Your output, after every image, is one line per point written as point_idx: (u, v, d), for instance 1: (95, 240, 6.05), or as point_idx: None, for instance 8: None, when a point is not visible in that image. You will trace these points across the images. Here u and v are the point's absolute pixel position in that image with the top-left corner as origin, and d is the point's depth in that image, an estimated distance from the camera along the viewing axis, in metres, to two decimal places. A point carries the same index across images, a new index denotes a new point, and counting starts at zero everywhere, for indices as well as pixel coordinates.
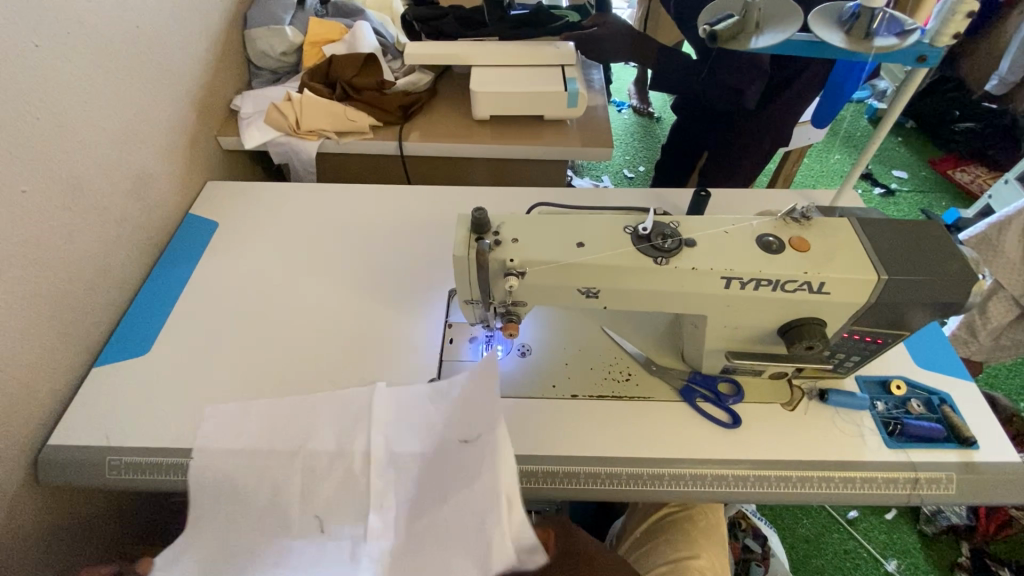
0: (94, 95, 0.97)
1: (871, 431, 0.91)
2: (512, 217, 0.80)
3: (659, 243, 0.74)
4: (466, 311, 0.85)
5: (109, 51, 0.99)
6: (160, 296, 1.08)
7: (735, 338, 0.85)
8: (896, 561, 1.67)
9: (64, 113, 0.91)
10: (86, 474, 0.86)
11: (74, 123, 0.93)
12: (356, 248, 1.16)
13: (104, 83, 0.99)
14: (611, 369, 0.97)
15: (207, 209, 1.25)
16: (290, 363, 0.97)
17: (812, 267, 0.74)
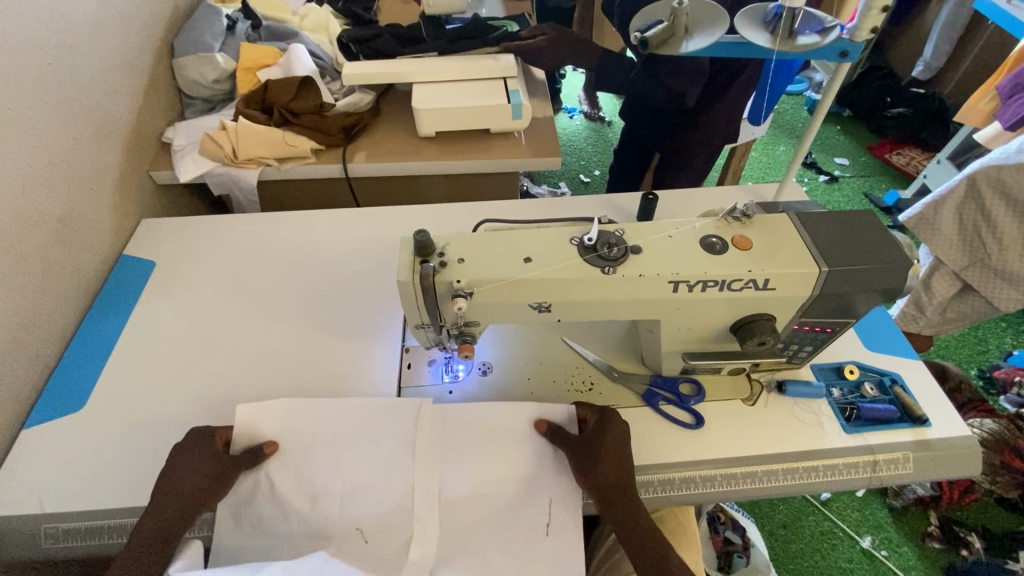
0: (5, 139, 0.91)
1: (830, 418, 0.93)
2: (457, 236, 0.78)
3: (605, 253, 0.74)
4: (419, 335, 0.83)
5: (18, 91, 0.93)
6: (95, 345, 1.01)
7: (690, 339, 0.85)
8: (870, 537, 1.71)
9: None
10: (19, 546, 0.80)
11: None
12: (306, 277, 1.12)
13: (15, 125, 0.92)
14: (573, 379, 0.96)
15: (144, 248, 1.19)
16: (240, 404, 0.93)
17: (756, 264, 0.75)
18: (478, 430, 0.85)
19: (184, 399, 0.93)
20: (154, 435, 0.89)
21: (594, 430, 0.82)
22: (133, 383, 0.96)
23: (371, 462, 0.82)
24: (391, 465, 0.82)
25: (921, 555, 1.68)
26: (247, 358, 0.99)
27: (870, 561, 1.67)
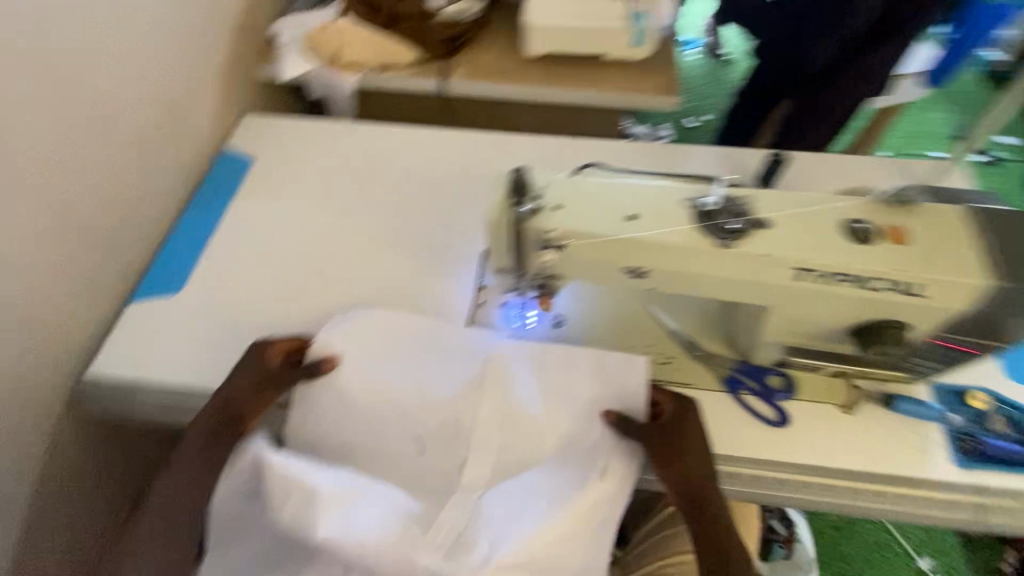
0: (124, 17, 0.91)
1: (940, 446, 0.81)
2: (556, 179, 0.70)
3: (725, 222, 0.65)
4: (497, 279, 0.79)
5: None
6: (193, 232, 1.06)
7: (797, 333, 0.75)
8: (929, 559, 1.55)
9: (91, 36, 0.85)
10: (122, 405, 0.89)
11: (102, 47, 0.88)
12: (390, 196, 1.09)
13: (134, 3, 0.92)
14: (649, 349, 0.90)
15: (242, 144, 1.20)
16: (315, 313, 0.95)
17: (906, 265, 0.63)
18: (542, 385, 0.83)
19: (267, 298, 0.96)
20: (238, 327, 0.93)
21: (671, 421, 0.79)
22: (224, 275, 1.00)
23: (434, 396, 0.82)
24: (451, 403, 0.82)
25: None
26: (327, 269, 1.00)
27: None
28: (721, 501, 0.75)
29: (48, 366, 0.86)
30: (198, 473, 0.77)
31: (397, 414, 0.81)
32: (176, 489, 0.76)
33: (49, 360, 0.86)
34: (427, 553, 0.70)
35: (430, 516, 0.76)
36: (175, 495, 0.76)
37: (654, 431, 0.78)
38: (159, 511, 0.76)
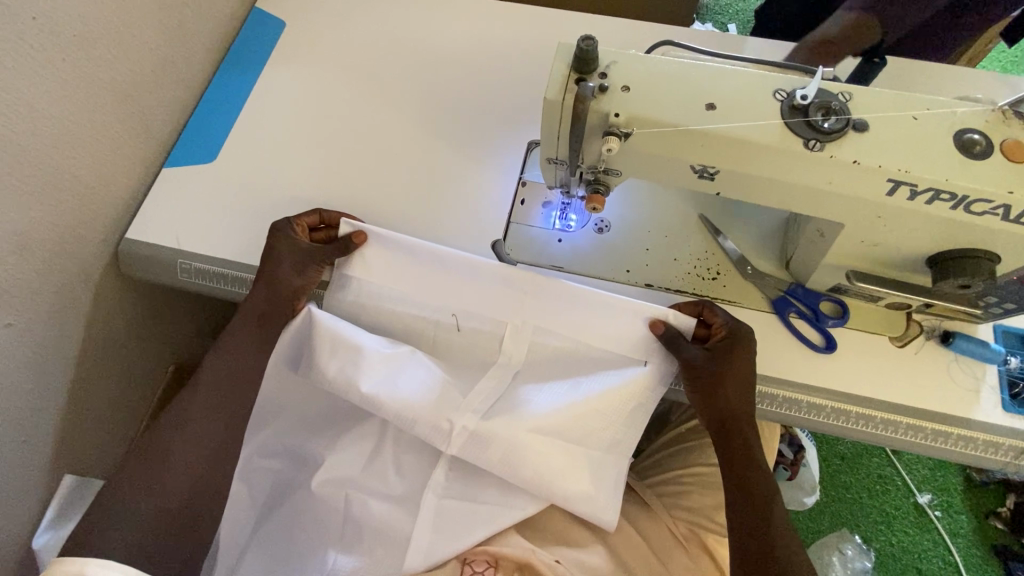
0: None
1: (991, 388, 0.78)
2: (628, 56, 0.62)
3: (817, 120, 0.57)
4: (547, 171, 0.73)
5: None
6: (226, 100, 1.00)
7: (867, 257, 0.69)
8: (930, 496, 1.44)
9: None
10: (162, 272, 0.90)
11: None
12: (433, 73, 1.00)
13: None
14: (697, 263, 0.85)
15: (275, 4, 1.10)
16: (351, 195, 0.91)
17: (1021, 185, 0.55)
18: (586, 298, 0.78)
19: (303, 177, 0.93)
20: (275, 206, 0.91)
21: (721, 351, 0.73)
22: (259, 149, 0.95)
23: (477, 282, 0.80)
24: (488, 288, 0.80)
25: (977, 531, 1.41)
26: (363, 150, 0.94)
27: (919, 517, 1.43)
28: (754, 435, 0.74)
29: (88, 225, 0.85)
30: (247, 344, 0.80)
31: (434, 302, 0.81)
32: (227, 362, 0.80)
33: (89, 220, 0.85)
34: (464, 416, 0.78)
35: (469, 381, 0.81)
36: (225, 376, 0.79)
37: (704, 367, 0.73)
38: (210, 379, 0.79)
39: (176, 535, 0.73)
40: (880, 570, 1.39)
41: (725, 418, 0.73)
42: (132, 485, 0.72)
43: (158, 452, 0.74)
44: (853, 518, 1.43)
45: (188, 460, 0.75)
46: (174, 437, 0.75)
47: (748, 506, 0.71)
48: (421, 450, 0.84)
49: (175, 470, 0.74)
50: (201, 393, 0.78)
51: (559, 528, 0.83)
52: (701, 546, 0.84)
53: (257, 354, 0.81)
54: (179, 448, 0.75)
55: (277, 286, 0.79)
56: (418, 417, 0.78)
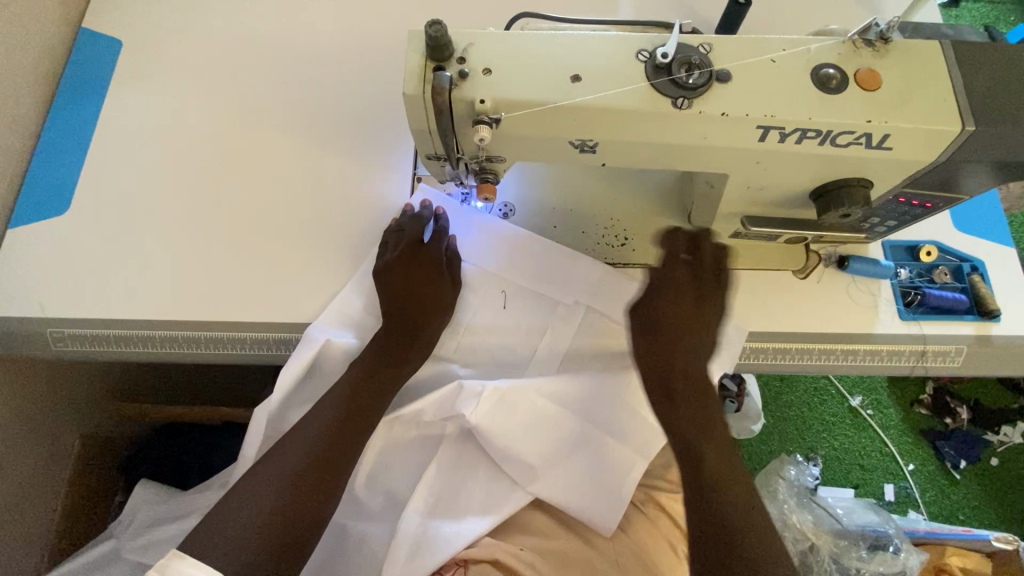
0: None
1: (888, 301, 0.83)
2: (484, 35, 0.58)
3: (681, 77, 0.56)
4: (432, 167, 0.69)
5: None
6: (68, 140, 0.88)
7: (756, 201, 0.71)
8: (860, 398, 1.55)
9: None
10: (29, 346, 0.80)
11: None
12: (301, 75, 0.92)
13: None
14: (604, 232, 0.85)
15: (104, 21, 0.96)
16: (235, 224, 0.83)
17: (876, 113, 0.56)
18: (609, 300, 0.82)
19: (176, 213, 0.84)
20: (151, 251, 0.82)
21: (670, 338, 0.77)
22: (120, 191, 0.85)
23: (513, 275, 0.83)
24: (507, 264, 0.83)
25: (906, 420, 1.53)
26: (239, 173, 0.86)
27: (855, 419, 1.54)
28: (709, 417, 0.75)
29: None
30: (367, 364, 0.78)
31: None
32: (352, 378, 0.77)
33: None
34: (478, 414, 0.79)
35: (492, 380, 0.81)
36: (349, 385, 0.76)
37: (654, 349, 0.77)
38: (336, 396, 0.75)
39: (294, 552, 0.64)
40: (828, 474, 1.50)
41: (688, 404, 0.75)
42: (253, 486, 0.66)
43: (280, 456, 0.69)
44: (799, 433, 1.53)
45: (310, 465, 0.69)
46: (298, 441, 0.71)
47: (698, 469, 0.70)
48: (383, 475, 0.84)
49: (297, 471, 0.68)
50: (321, 411, 0.74)
51: (520, 518, 0.84)
52: (657, 506, 0.85)
53: (377, 377, 0.77)
54: (302, 453, 0.70)
55: (411, 281, 0.78)
56: (444, 402, 0.81)
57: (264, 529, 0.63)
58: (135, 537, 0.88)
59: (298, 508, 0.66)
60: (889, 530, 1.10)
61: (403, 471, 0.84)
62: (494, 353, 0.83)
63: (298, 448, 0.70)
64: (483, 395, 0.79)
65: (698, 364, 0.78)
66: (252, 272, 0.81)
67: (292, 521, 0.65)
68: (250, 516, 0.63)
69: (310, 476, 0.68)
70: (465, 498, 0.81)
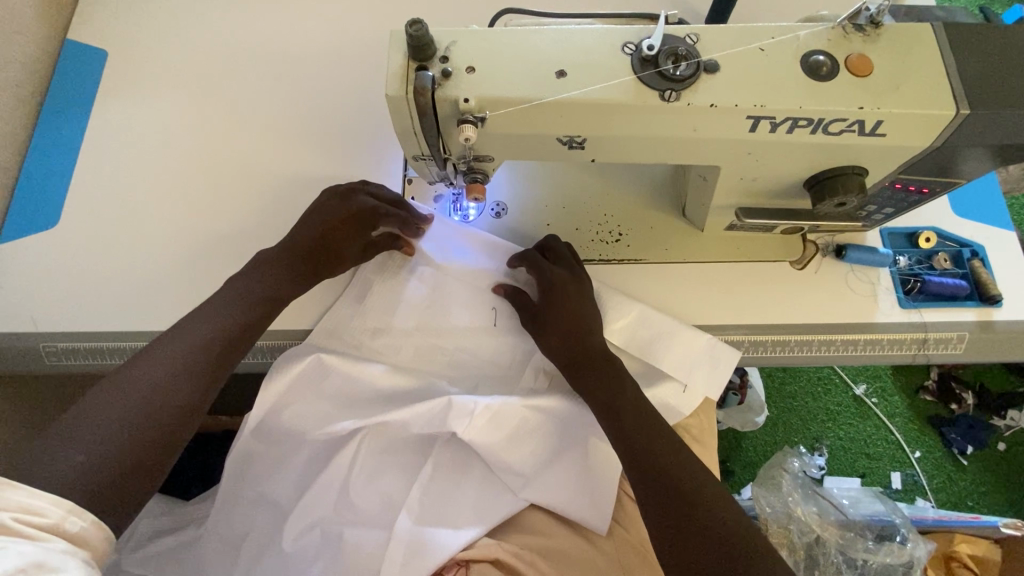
0: None
1: (887, 290, 0.82)
2: (466, 32, 0.57)
3: (668, 69, 0.54)
4: (420, 168, 0.68)
5: None
6: (56, 153, 0.88)
7: (750, 192, 0.70)
8: (865, 386, 1.54)
9: None
10: (23, 361, 0.79)
11: None
12: (288, 79, 0.91)
13: None
14: (598, 228, 0.84)
15: (90, 32, 0.96)
16: (226, 232, 0.82)
17: (869, 99, 0.55)
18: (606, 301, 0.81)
19: (167, 223, 0.83)
20: (143, 262, 0.81)
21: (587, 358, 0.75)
22: (110, 201, 0.85)
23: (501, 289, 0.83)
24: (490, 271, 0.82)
25: (911, 407, 1.52)
26: (229, 181, 0.85)
27: (859, 407, 1.53)
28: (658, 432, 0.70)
29: None
30: (236, 295, 0.71)
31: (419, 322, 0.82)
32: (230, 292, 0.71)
33: None
34: (470, 428, 0.79)
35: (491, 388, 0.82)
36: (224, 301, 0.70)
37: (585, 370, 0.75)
38: (195, 321, 0.68)
39: (135, 486, 0.57)
40: (834, 464, 1.49)
41: (649, 423, 0.70)
42: (83, 417, 0.59)
43: (118, 385, 0.61)
44: (803, 423, 1.52)
45: (156, 397, 0.61)
46: (141, 370, 0.63)
47: (672, 496, 0.64)
48: (386, 477, 0.84)
49: (140, 404, 0.60)
50: (192, 324, 0.68)
51: (523, 520, 0.83)
52: None
53: (243, 311, 0.70)
54: (146, 378, 0.62)
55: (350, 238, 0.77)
56: (435, 417, 0.80)
57: (93, 463, 0.56)
58: (135, 550, 0.87)
59: (139, 440, 0.59)
60: (895, 520, 1.09)
61: (408, 473, 0.84)
62: (491, 354, 0.82)
63: (143, 377, 0.62)
64: (476, 413, 0.79)
65: (641, 395, 0.74)
66: None
67: (134, 457, 0.58)
68: (79, 448, 0.56)
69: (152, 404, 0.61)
70: (471, 496, 0.82)
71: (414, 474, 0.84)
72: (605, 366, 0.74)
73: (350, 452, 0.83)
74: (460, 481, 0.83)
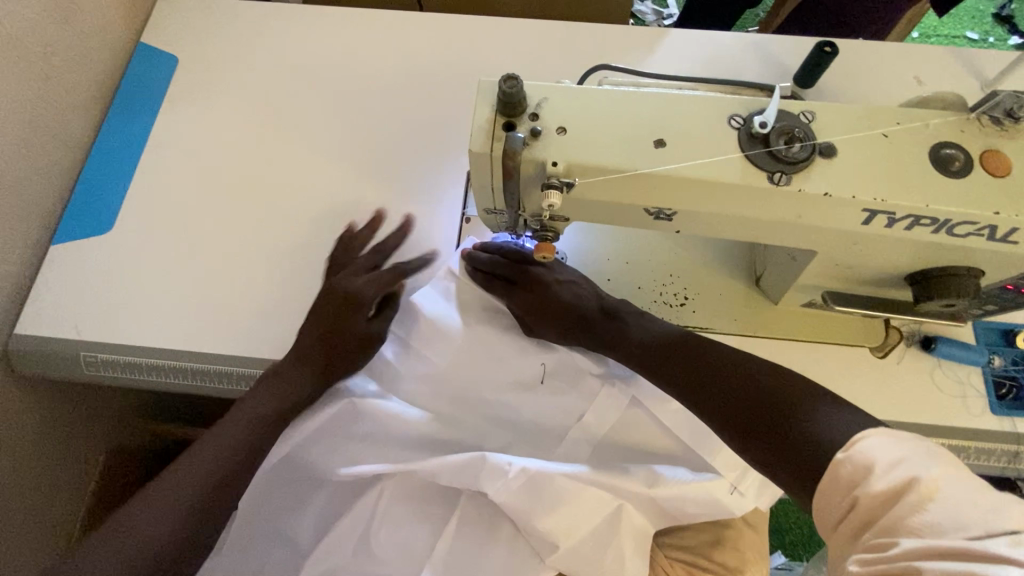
0: None
1: (977, 391, 0.74)
2: (560, 90, 0.53)
3: (780, 150, 0.49)
4: (487, 219, 0.64)
5: None
6: (118, 156, 0.87)
7: (844, 277, 0.64)
8: None
9: None
10: (64, 366, 0.78)
11: None
12: (353, 103, 0.89)
13: None
14: (663, 290, 0.78)
15: (164, 37, 0.96)
16: (276, 255, 0.80)
17: (1007, 203, 0.49)
18: None
19: (218, 241, 0.81)
20: (191, 277, 0.79)
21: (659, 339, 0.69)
22: (165, 210, 0.83)
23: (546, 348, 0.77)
24: (515, 291, 0.76)
25: None
26: (284, 203, 0.83)
27: None
28: (744, 378, 0.61)
29: None
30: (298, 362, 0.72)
31: (459, 373, 0.76)
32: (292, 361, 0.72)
33: None
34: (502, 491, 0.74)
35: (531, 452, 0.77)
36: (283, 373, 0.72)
37: (654, 344, 0.69)
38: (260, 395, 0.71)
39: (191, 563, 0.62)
40: None
41: (734, 378, 0.61)
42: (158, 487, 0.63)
43: (190, 459, 0.66)
44: None
45: (224, 473, 0.66)
46: (213, 445, 0.67)
47: (772, 436, 0.56)
48: (412, 529, 0.79)
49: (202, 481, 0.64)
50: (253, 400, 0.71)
51: None
52: None
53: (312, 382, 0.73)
54: (209, 457, 0.66)
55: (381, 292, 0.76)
56: (465, 472, 0.75)
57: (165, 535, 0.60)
58: None
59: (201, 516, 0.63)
60: None
61: (432, 525, 0.80)
62: (534, 413, 0.77)
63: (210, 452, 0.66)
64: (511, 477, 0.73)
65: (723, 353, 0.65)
66: (288, 309, 0.77)
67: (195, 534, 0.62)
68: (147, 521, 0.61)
69: (220, 483, 0.65)
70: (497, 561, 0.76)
71: (440, 529, 0.79)
72: (679, 354, 0.67)
73: (372, 498, 0.80)
74: (486, 544, 0.78)
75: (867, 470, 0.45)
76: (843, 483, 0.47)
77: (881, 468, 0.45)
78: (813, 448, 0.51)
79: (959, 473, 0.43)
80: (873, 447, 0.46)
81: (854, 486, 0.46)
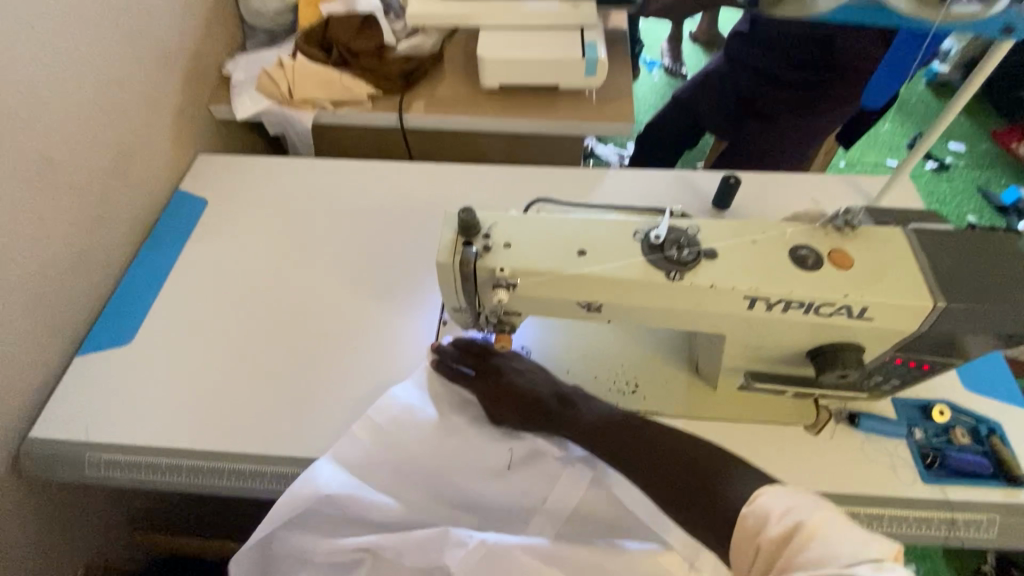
0: (66, 77, 0.90)
1: (906, 462, 0.82)
2: (506, 216, 0.69)
3: (673, 255, 0.64)
4: (455, 318, 0.77)
5: (83, 28, 0.91)
6: (146, 280, 1.03)
7: (757, 358, 0.75)
8: (914, 567, 1.40)
9: (33, 100, 0.84)
10: (69, 468, 0.84)
11: (44, 108, 0.86)
12: (350, 232, 1.07)
13: (78, 63, 0.91)
14: (615, 378, 0.89)
15: (197, 185, 1.17)
16: (274, 359, 0.92)
17: (853, 288, 0.63)
18: None
19: (224, 349, 0.93)
20: (196, 381, 0.90)
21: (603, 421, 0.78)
22: (180, 324, 0.96)
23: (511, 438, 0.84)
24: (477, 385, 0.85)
25: None
26: (285, 314, 0.97)
27: None
28: (672, 447, 0.71)
29: None
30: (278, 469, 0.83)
31: (430, 463, 0.82)
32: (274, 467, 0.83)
33: None
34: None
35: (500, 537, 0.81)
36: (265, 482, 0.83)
37: (598, 424, 0.78)
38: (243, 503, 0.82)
39: None
40: None
41: (664, 448, 0.72)
42: None
43: None
44: None
45: None
46: None
47: (698, 496, 0.66)
48: None
49: None
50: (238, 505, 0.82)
51: None
52: None
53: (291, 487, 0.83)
54: None
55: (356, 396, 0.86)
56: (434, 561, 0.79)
57: None
58: None
59: None
60: None
61: None
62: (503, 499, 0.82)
63: None
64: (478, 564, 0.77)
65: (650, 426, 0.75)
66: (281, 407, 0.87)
67: None
68: None
69: None
70: None
71: None
72: (620, 432, 0.75)
73: None
74: None
75: (766, 519, 0.58)
76: (749, 532, 0.59)
77: (777, 518, 0.57)
78: (722, 502, 0.64)
79: (831, 516, 0.54)
80: (768, 502, 0.59)
81: (757, 533, 0.58)
